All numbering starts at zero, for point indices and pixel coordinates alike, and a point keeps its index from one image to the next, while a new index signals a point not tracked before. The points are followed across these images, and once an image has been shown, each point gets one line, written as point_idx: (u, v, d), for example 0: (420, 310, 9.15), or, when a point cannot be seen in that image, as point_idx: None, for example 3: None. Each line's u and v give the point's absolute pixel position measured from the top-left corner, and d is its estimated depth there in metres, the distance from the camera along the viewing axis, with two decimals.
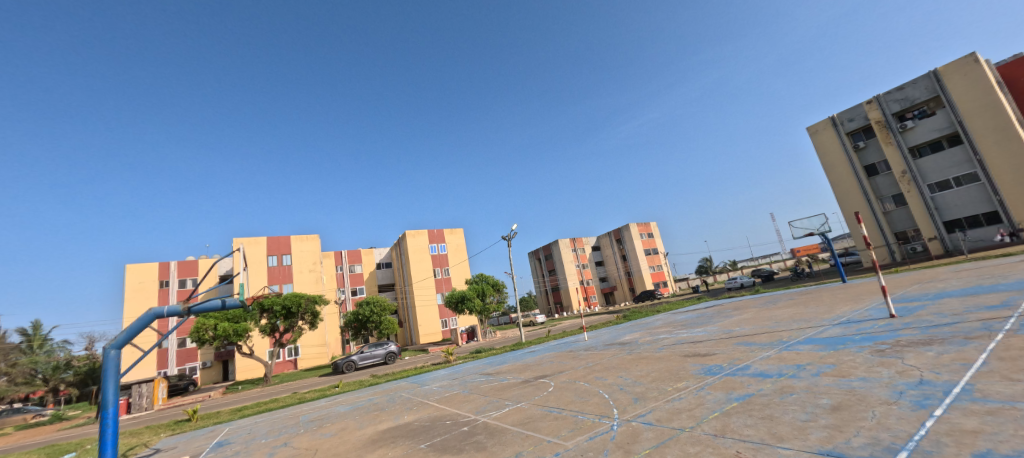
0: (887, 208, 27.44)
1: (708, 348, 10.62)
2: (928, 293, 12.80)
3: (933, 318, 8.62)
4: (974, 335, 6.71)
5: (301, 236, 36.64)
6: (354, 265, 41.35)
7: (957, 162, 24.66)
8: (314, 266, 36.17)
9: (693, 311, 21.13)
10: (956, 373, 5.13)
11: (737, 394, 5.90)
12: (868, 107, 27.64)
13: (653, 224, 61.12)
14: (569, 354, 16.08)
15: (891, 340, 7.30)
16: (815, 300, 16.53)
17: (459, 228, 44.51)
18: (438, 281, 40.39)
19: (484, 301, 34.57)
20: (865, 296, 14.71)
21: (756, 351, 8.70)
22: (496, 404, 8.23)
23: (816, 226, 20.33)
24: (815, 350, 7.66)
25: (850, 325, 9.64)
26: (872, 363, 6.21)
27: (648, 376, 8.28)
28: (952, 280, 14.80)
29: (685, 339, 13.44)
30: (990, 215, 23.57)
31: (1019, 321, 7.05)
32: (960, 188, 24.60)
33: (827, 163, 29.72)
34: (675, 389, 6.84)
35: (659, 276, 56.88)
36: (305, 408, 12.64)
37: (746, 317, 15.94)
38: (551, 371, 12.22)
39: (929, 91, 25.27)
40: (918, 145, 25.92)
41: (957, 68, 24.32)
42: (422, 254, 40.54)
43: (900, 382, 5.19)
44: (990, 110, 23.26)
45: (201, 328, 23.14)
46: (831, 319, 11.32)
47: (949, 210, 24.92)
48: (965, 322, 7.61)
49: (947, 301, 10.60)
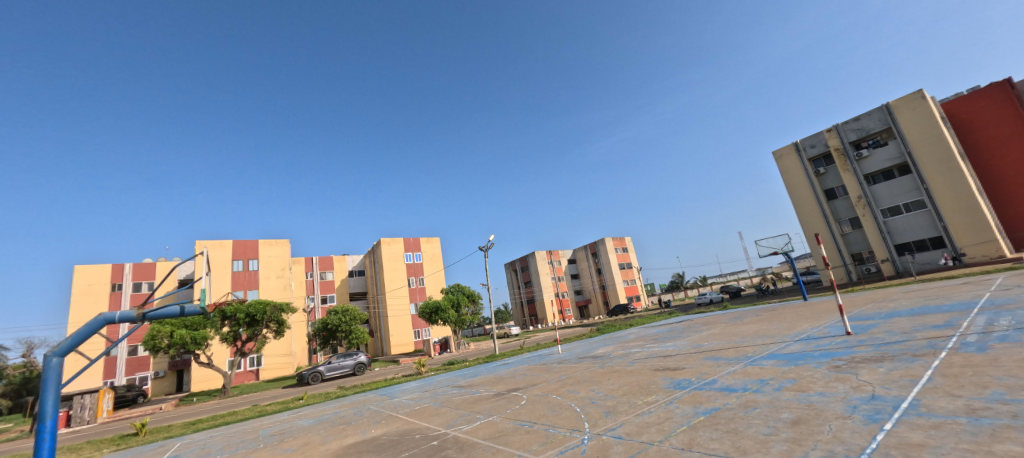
0: (845, 230, 28.95)
1: (677, 362, 10.89)
2: (882, 313, 13.55)
3: (885, 336, 9.11)
4: (921, 352, 7.13)
5: (270, 241, 35.36)
6: (325, 272, 40.37)
7: (906, 190, 26.33)
8: (283, 272, 34.94)
9: (664, 326, 21.62)
10: (904, 389, 5.44)
11: (704, 408, 6.04)
12: (828, 135, 29.34)
13: (628, 238, 62.13)
14: (542, 367, 16.08)
15: (846, 357, 7.67)
16: (779, 317, 17.24)
17: (436, 238, 43.97)
18: (413, 290, 39.76)
19: (459, 312, 33.99)
20: (824, 314, 15.44)
21: (723, 365, 8.98)
22: (467, 416, 8.12)
23: (780, 245, 21.22)
24: (778, 365, 7.97)
25: (809, 342, 10.10)
26: (829, 378, 6.51)
27: (619, 389, 8.37)
28: (901, 300, 15.78)
29: (655, 353, 13.73)
30: (936, 240, 25.19)
31: (960, 340, 7.59)
32: (909, 214, 26.20)
33: (791, 185, 31.20)
34: (645, 402, 6.94)
35: (633, 290, 57.82)
36: (265, 421, 12.15)
37: (714, 332, 16.44)
38: (523, 384, 12.17)
39: (882, 123, 27.07)
40: (872, 172, 27.59)
41: (906, 103, 26.17)
42: (397, 263, 39.85)
43: (854, 397, 5.46)
44: (936, 142, 25.00)
45: (156, 335, 21.75)
46: (793, 335, 11.83)
47: (900, 233, 26.50)
48: (912, 340, 8.12)
49: (898, 320, 11.26)
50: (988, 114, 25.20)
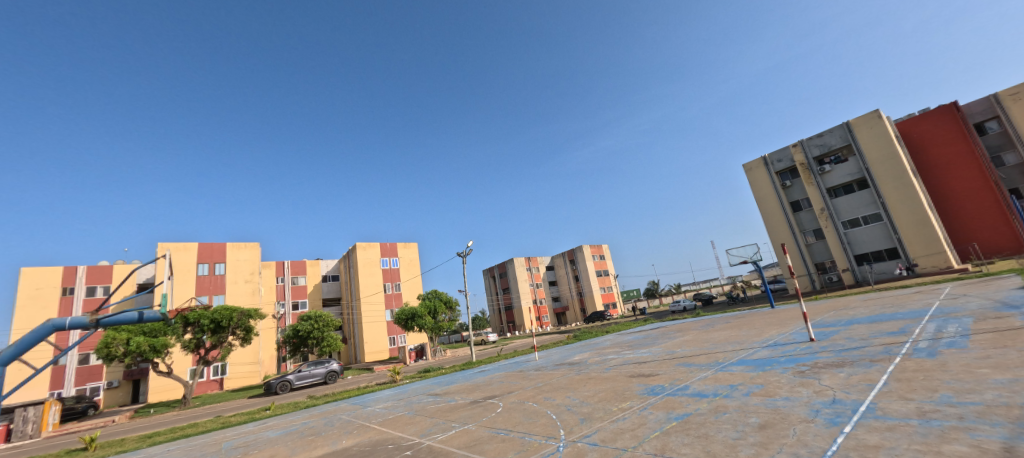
0: (809, 240, 30.39)
1: (652, 368, 11.12)
2: (843, 319, 14.29)
3: (846, 342, 9.61)
4: (878, 358, 7.56)
5: (238, 244, 33.92)
6: (297, 277, 39.07)
7: (864, 203, 27.94)
8: (252, 276, 33.56)
9: (640, 332, 22.01)
10: (862, 393, 5.76)
11: (677, 414, 6.19)
12: (793, 150, 30.87)
13: (605, 246, 63.06)
14: (519, 374, 16.06)
15: (810, 362, 8.05)
16: (749, 323, 17.88)
17: (413, 243, 43.33)
18: (389, 296, 38.97)
19: (436, 319, 33.50)
20: (790, 321, 16.13)
21: (695, 371, 9.23)
22: (443, 425, 8.01)
23: (749, 254, 22.06)
24: (747, 371, 8.27)
25: (776, 348, 10.53)
26: (794, 383, 6.80)
27: (595, 396, 8.46)
28: (861, 308, 16.68)
29: (631, 360, 13.97)
30: (891, 251, 26.79)
31: (912, 346, 8.10)
32: (867, 226, 27.79)
33: (759, 197, 32.59)
34: (620, 408, 7.05)
35: (609, 297, 58.62)
36: (229, 433, 11.58)
37: (687, 339, 16.89)
38: (500, 391, 12.12)
39: (843, 140, 28.72)
40: (834, 186, 29.16)
41: (864, 122, 27.88)
42: (373, 268, 39.00)
43: (816, 401, 5.72)
44: (891, 159, 26.71)
45: (110, 342, 20.39)
46: (761, 341, 12.32)
47: (859, 244, 28.04)
48: (870, 346, 8.60)
49: (857, 327, 11.91)
50: (936, 134, 27.22)
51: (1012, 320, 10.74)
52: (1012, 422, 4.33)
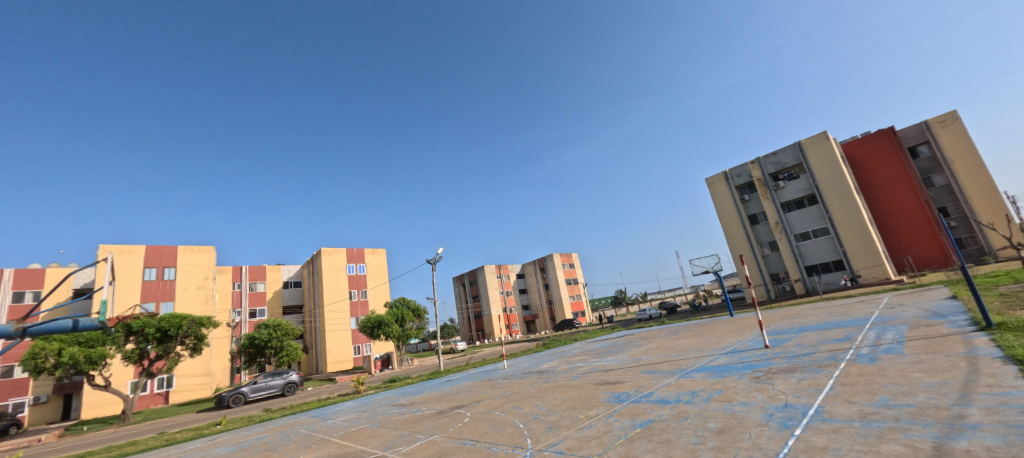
0: (765, 252, 32.08)
1: (618, 375, 11.35)
2: (795, 327, 15.18)
3: (797, 348, 10.21)
4: (825, 363, 8.09)
5: (192, 247, 31.94)
6: (255, 283, 37.18)
7: (814, 218, 29.86)
8: (205, 282, 31.61)
9: (607, 340, 22.41)
10: (811, 397, 6.13)
11: (641, 420, 6.35)
12: (751, 166, 32.68)
13: (575, 254, 63.92)
14: (487, 383, 15.96)
15: (765, 368, 8.48)
16: (710, 331, 18.62)
17: (381, 249, 42.28)
18: (354, 304, 37.76)
19: (403, 327, 32.72)
20: (748, 329, 16.95)
21: (659, 378, 9.51)
22: (408, 437, 7.82)
23: (710, 265, 23.03)
24: (707, 377, 8.61)
25: (734, 355, 11.04)
26: (750, 388, 7.15)
27: (563, 404, 8.53)
28: (811, 316, 17.79)
29: (598, 367, 14.22)
30: (837, 262, 28.70)
31: (855, 352, 8.72)
32: (816, 239, 29.67)
33: (720, 210, 34.20)
34: (587, 416, 7.15)
35: (578, 305, 59.28)
36: (174, 452, 10.79)
37: (652, 346, 17.38)
38: (466, 401, 11.98)
39: (795, 158, 30.68)
40: (787, 201, 31.02)
41: (814, 142, 29.93)
42: (339, 274, 37.72)
43: (770, 405, 6.04)
44: (837, 178, 28.75)
45: (37, 352, 18.50)
46: (721, 349, 12.86)
47: (809, 256, 29.87)
48: (818, 352, 9.17)
49: (807, 334, 12.69)
50: (875, 156, 29.64)
51: (940, 327, 11.80)
52: (940, 422, 4.74)
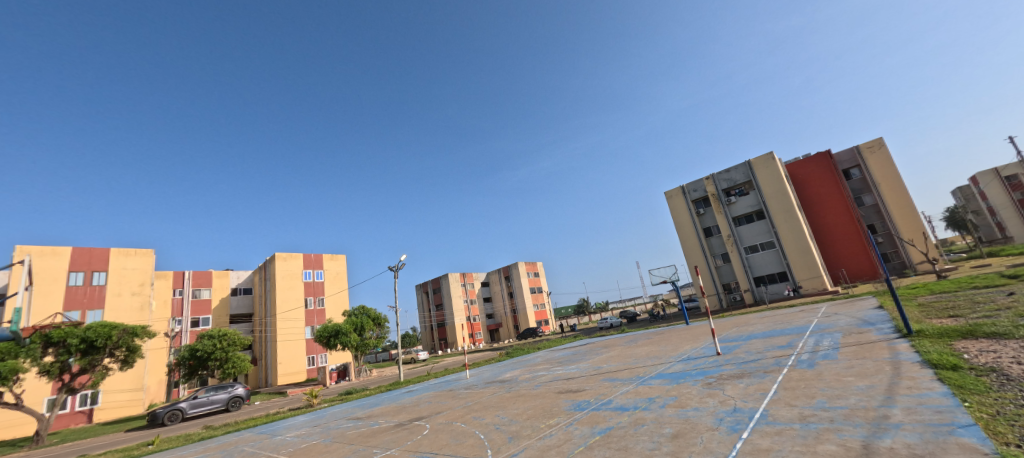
0: (718, 263, 33.81)
1: (579, 383, 11.51)
2: (744, 334, 16.09)
3: (745, 355, 10.83)
4: (770, 369, 8.63)
5: (127, 250, 29.34)
6: (199, 290, 34.64)
7: (762, 232, 31.87)
8: (141, 288, 29.04)
9: (569, 348, 22.69)
10: (757, 401, 6.51)
11: (600, 428, 6.48)
12: (706, 182, 34.50)
13: (539, 263, 64.38)
14: (448, 393, 15.67)
15: (716, 374, 8.92)
16: (667, 339, 19.33)
17: (341, 255, 40.70)
18: (309, 312, 36.00)
19: (362, 336, 31.49)
20: (701, 337, 17.76)
21: (618, 386, 9.74)
22: (363, 451, 7.53)
23: (668, 275, 23.97)
24: (663, 384, 8.92)
25: (688, 362, 11.53)
26: (702, 394, 7.48)
27: (524, 413, 8.54)
28: (758, 324, 18.91)
29: (560, 376, 14.35)
30: (782, 274, 30.70)
31: (796, 358, 9.37)
32: (763, 252, 31.65)
33: (678, 223, 35.78)
34: (548, 425, 7.19)
35: (542, 314, 59.61)
36: None
37: (612, 354, 17.78)
38: (427, 412, 11.69)
39: (746, 176, 32.70)
40: (738, 216, 32.94)
41: (762, 161, 32.05)
42: (294, 281, 35.87)
43: (721, 410, 6.35)
44: (782, 195, 30.89)
45: None
46: (677, 356, 13.40)
47: (757, 268, 31.78)
48: (764, 358, 9.78)
49: (755, 341, 13.49)
50: (814, 176, 32.16)
51: (870, 334, 12.92)
52: (868, 422, 5.17)
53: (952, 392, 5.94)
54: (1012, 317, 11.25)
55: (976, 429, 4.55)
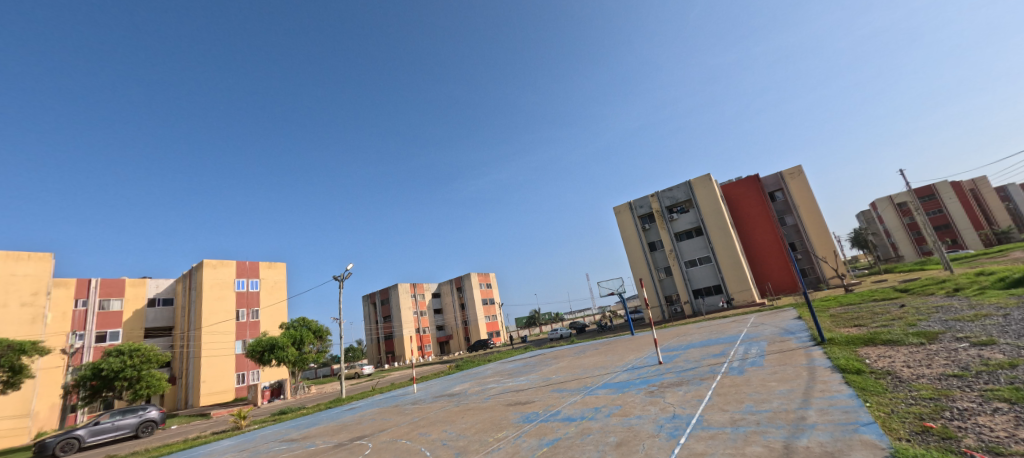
0: (661, 276, 35.59)
1: (528, 395, 11.52)
2: (684, 344, 17.04)
3: (684, 363, 11.43)
4: (706, 376, 9.17)
5: (21, 254, 25.51)
6: (108, 300, 30.76)
7: (700, 247, 34.08)
8: (35, 298, 25.26)
9: (519, 360, 22.68)
10: (694, 407, 6.88)
11: (548, 439, 6.51)
12: (651, 199, 36.42)
13: (492, 274, 64.17)
14: (394, 409, 15.02)
15: (658, 382, 9.32)
16: (614, 349, 19.96)
17: (280, 263, 38.05)
18: (241, 325, 33.13)
19: (300, 350, 29.40)
20: (645, 346, 18.55)
21: (566, 396, 9.87)
22: None
23: (615, 287, 24.85)
24: (609, 393, 9.16)
25: (632, 371, 11.97)
26: (645, 402, 7.77)
27: (472, 427, 8.37)
28: (695, 334, 20.11)
29: (509, 388, 14.27)
30: (717, 287, 32.92)
31: (729, 365, 10.04)
32: (701, 266, 33.81)
33: (625, 237, 37.34)
34: (496, 439, 7.10)
35: (493, 326, 59.17)
36: None
37: (561, 365, 18.02)
38: (370, 431, 11.08)
39: (686, 195, 34.95)
40: (679, 232, 35.03)
41: (701, 182, 34.45)
42: (225, 291, 32.92)
43: (661, 417, 6.63)
44: (717, 213, 33.31)
45: None
46: (622, 366, 13.88)
47: (696, 281, 33.85)
48: (701, 366, 10.38)
49: (693, 350, 14.33)
50: (745, 197, 35.06)
51: (790, 342, 14.21)
52: (789, 423, 5.62)
53: (857, 393, 6.62)
54: (904, 326, 12.86)
55: (875, 426, 5.09)
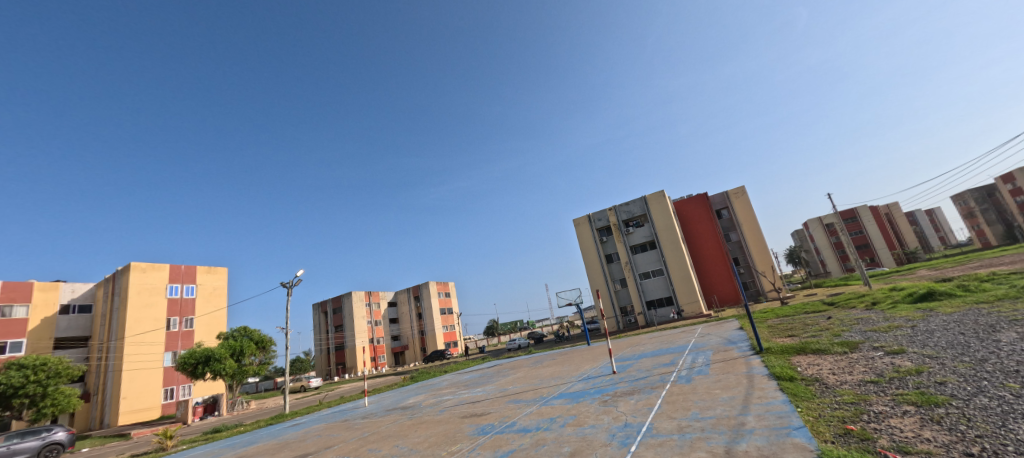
0: (616, 287, 36.61)
1: (484, 407, 11.32)
2: (636, 354, 17.59)
3: (636, 372, 11.75)
4: (657, 385, 9.45)
5: None
6: (10, 306, 27.14)
7: (653, 260, 35.47)
8: None
9: (477, 371, 22.35)
10: (644, 415, 7.04)
11: (502, 451, 6.40)
12: (609, 212, 37.54)
13: (451, 283, 63.19)
14: (342, 424, 14.22)
15: (611, 392, 9.48)
16: (571, 359, 20.20)
17: (221, 268, 35.41)
18: (172, 335, 30.32)
19: (239, 362, 27.28)
20: (600, 356, 18.93)
21: (521, 407, 9.79)
22: None
23: (573, 297, 25.25)
24: (565, 403, 9.19)
25: (587, 381, 12.11)
26: (599, 411, 7.86)
27: (426, 441, 8.08)
28: (648, 344, 20.81)
29: (465, 399, 13.98)
30: (668, 298, 34.33)
31: (677, 374, 10.42)
32: (654, 278, 35.17)
33: (583, 248, 38.16)
34: (450, 452, 6.88)
35: (451, 336, 58.05)
36: None
37: (519, 375, 17.96)
38: (316, 448, 10.39)
39: (641, 209, 36.37)
40: (634, 244, 36.30)
41: (655, 197, 36.01)
42: (155, 297, 30.07)
43: (614, 426, 6.73)
44: (669, 228, 34.90)
45: None
46: (578, 375, 14.04)
47: (649, 292, 35.12)
48: (652, 375, 10.70)
49: (645, 360, 14.79)
50: (695, 214, 37.05)
51: (732, 352, 15.08)
52: (730, 429, 5.88)
53: (789, 399, 7.07)
54: (831, 336, 14.03)
55: (805, 430, 5.44)
